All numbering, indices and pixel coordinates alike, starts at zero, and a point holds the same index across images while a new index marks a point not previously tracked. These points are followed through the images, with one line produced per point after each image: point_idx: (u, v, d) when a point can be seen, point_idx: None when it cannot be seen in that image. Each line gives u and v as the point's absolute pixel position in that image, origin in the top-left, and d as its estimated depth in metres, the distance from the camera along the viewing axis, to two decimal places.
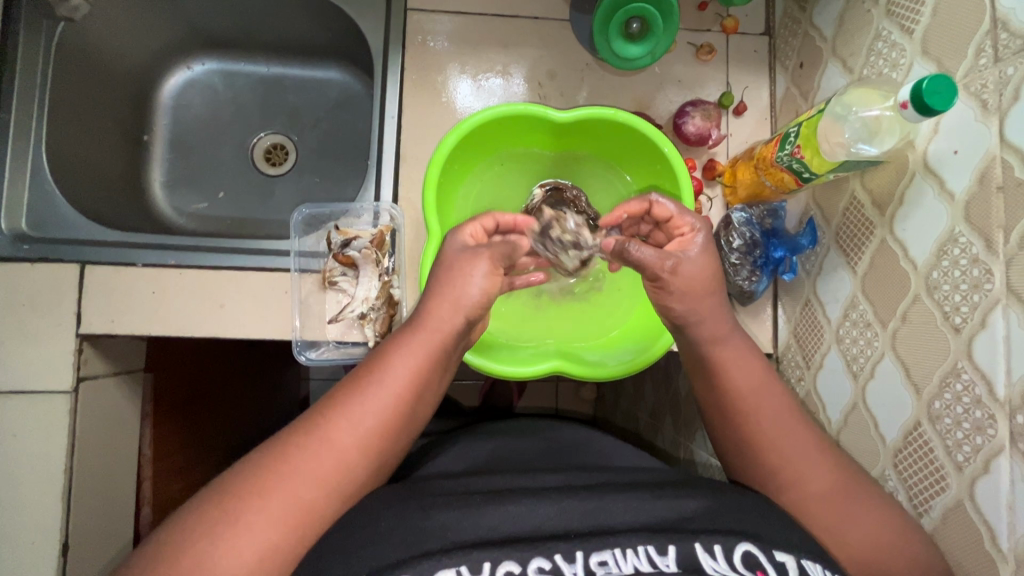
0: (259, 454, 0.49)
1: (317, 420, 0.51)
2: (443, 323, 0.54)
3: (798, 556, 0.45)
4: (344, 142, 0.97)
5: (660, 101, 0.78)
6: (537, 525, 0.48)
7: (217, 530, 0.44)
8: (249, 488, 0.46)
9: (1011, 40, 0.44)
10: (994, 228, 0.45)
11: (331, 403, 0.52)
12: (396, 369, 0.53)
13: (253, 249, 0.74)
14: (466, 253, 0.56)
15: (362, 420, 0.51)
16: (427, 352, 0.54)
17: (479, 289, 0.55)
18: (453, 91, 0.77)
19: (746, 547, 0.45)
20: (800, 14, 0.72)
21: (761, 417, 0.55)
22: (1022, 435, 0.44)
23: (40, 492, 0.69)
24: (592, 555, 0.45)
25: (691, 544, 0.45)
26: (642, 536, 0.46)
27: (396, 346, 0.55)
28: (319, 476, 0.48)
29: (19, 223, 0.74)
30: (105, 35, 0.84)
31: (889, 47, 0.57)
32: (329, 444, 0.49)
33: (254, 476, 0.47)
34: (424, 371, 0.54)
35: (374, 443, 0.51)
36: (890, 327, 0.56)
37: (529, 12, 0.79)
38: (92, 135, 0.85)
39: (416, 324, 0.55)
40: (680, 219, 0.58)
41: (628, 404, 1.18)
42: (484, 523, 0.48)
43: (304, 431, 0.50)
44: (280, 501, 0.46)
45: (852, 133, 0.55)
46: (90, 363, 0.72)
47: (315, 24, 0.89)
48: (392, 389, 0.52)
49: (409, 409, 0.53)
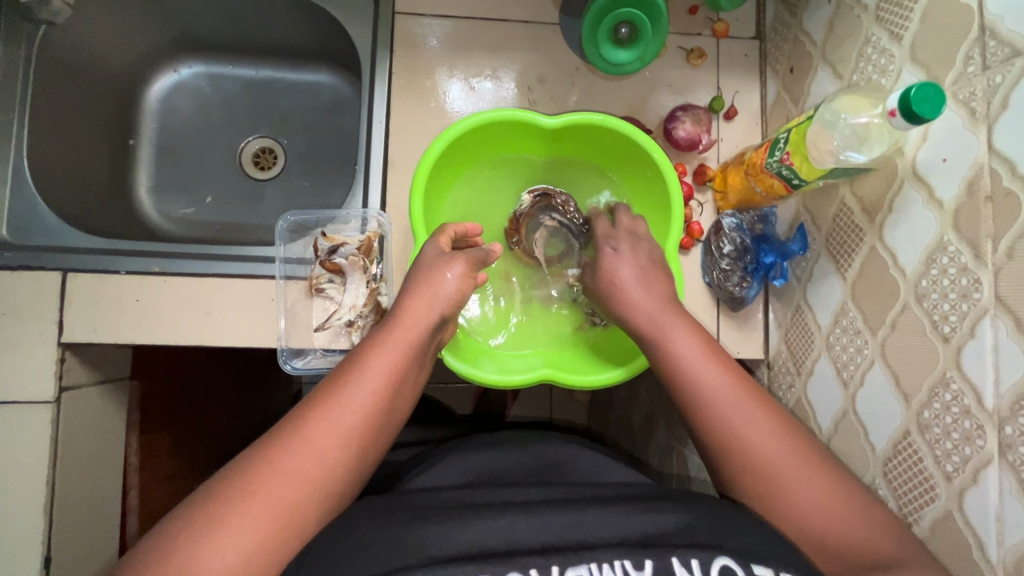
0: (242, 458, 0.48)
1: (295, 420, 0.50)
2: (419, 317, 0.56)
3: (778, 569, 0.44)
4: (333, 146, 0.96)
5: (650, 106, 0.77)
6: (516, 540, 0.48)
7: (197, 539, 0.43)
8: (230, 493, 0.45)
9: (999, 48, 0.44)
10: (983, 237, 0.45)
11: (310, 402, 0.51)
12: (375, 364, 0.53)
13: (240, 256, 0.73)
14: (443, 255, 0.59)
15: (342, 416, 0.50)
16: (405, 345, 0.54)
17: (453, 287, 0.58)
18: (441, 95, 0.76)
19: (724, 561, 0.45)
20: (790, 18, 0.72)
21: (741, 423, 0.54)
22: (1010, 446, 0.43)
23: (22, 504, 0.68)
24: (567, 570, 0.44)
25: (667, 559, 0.45)
26: (619, 551, 0.46)
27: (373, 343, 0.55)
28: (300, 476, 0.47)
29: (1, 230, 0.73)
30: (88, 38, 0.83)
31: (878, 53, 0.56)
32: (309, 443, 0.48)
33: (234, 482, 0.46)
34: (404, 365, 0.54)
35: (356, 440, 0.50)
36: (880, 335, 0.56)
37: (518, 15, 0.78)
38: (76, 140, 0.83)
39: (393, 321, 0.56)
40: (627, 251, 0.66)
41: (622, 408, 1.18)
42: (465, 538, 0.47)
43: (283, 433, 0.49)
44: (265, 500, 0.45)
45: (840, 140, 0.54)
46: (73, 372, 0.71)
47: (302, 26, 0.88)
48: (371, 384, 0.52)
49: (391, 404, 0.53)
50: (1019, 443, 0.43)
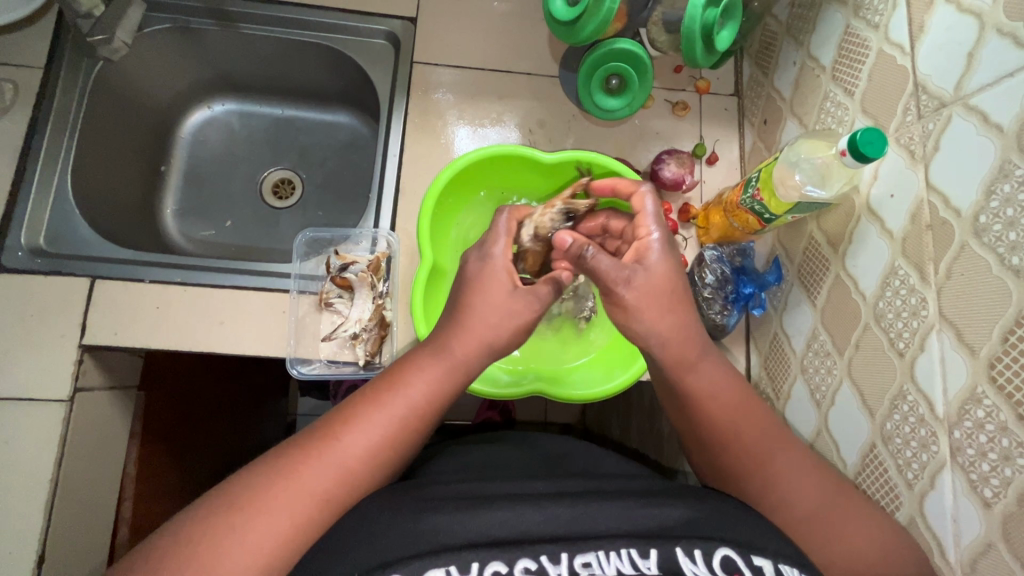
0: (266, 464, 0.50)
1: (326, 434, 0.52)
2: (464, 355, 0.56)
3: (774, 560, 0.46)
4: (348, 179, 1.04)
5: (639, 149, 0.85)
6: (523, 530, 0.50)
7: (223, 546, 0.44)
8: (254, 503, 0.47)
9: (930, 101, 0.52)
10: (926, 260, 0.51)
11: (342, 419, 0.53)
12: (407, 393, 0.54)
13: (257, 270, 0.79)
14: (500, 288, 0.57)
15: (373, 440, 0.53)
16: (443, 379, 0.56)
17: (486, 316, 0.56)
18: (451, 135, 0.84)
19: (724, 552, 0.47)
20: (763, 78, 0.81)
21: (741, 426, 0.56)
22: (959, 450, 0.47)
23: (25, 498, 0.69)
24: (576, 557, 0.46)
25: (671, 548, 0.47)
26: (624, 541, 0.48)
27: (412, 369, 0.56)
28: (324, 491, 0.50)
29: (38, 239, 0.78)
30: (138, 74, 0.92)
31: (835, 107, 0.65)
32: (339, 460, 0.51)
33: (260, 491, 0.48)
34: (437, 395, 0.56)
35: (378, 463, 0.53)
36: (846, 355, 0.60)
37: (522, 68, 0.88)
38: (114, 162, 0.91)
39: (436, 350, 0.57)
40: (644, 220, 0.60)
41: (618, 426, 1.20)
42: (472, 527, 0.50)
43: (312, 445, 0.51)
44: (286, 512, 0.47)
45: (803, 176, 0.61)
46: (88, 374, 0.75)
47: (330, 73, 0.98)
48: (404, 413, 0.54)
49: (418, 431, 0.55)
50: (966, 445, 0.47)
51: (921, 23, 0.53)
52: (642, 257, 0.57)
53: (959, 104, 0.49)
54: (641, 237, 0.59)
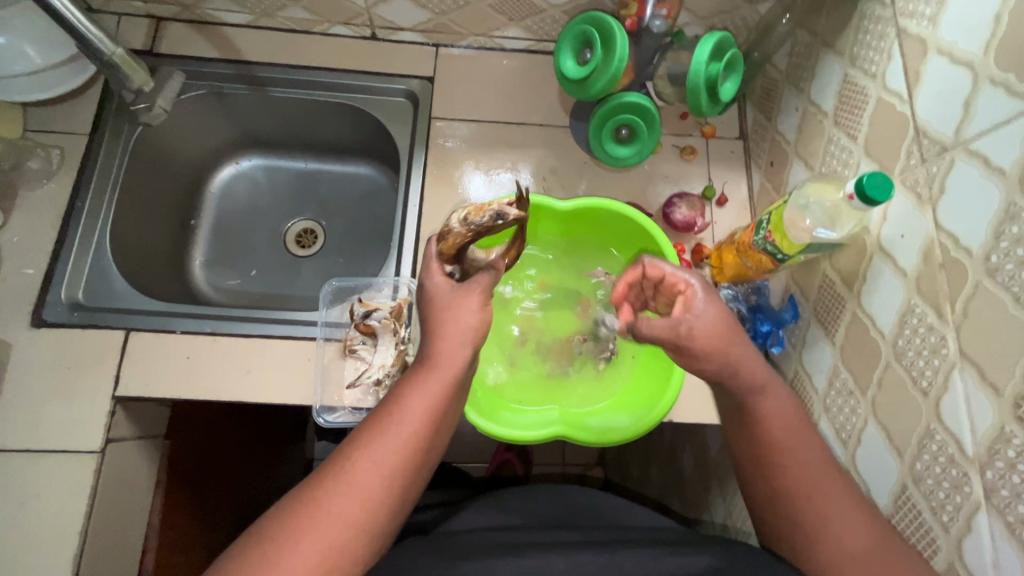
0: (288, 501, 0.50)
1: (340, 463, 0.51)
2: (454, 361, 0.55)
3: None
4: (368, 228, 1.08)
5: (650, 193, 0.88)
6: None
7: None
8: (281, 537, 0.47)
9: (932, 145, 0.54)
10: (942, 299, 0.52)
11: (353, 445, 0.52)
12: (410, 409, 0.53)
13: (283, 318, 0.81)
14: (454, 288, 0.58)
15: (383, 460, 0.51)
16: (441, 389, 0.55)
17: (475, 318, 0.57)
18: (467, 184, 0.88)
19: None
20: (767, 123, 0.84)
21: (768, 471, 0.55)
22: (993, 491, 0.47)
23: (55, 553, 0.70)
24: None
25: None
26: None
27: (409, 384, 0.55)
28: (347, 515, 0.49)
29: (77, 294, 0.82)
30: (173, 136, 0.98)
31: (840, 150, 0.67)
32: (353, 484, 0.50)
33: (287, 524, 0.48)
34: (440, 405, 0.54)
35: (395, 483, 0.51)
36: (869, 393, 0.60)
37: (534, 120, 0.92)
38: (150, 218, 0.96)
39: (427, 362, 0.56)
40: (674, 277, 0.57)
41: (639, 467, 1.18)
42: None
43: (327, 476, 0.51)
44: (313, 547, 0.47)
45: (814, 219, 0.63)
46: (119, 425, 0.77)
47: (353, 130, 1.03)
48: (408, 428, 0.53)
49: (429, 444, 0.54)
50: (1000, 486, 0.46)
51: (916, 73, 0.56)
52: (691, 309, 0.54)
53: (960, 148, 0.51)
54: (682, 294, 0.56)
